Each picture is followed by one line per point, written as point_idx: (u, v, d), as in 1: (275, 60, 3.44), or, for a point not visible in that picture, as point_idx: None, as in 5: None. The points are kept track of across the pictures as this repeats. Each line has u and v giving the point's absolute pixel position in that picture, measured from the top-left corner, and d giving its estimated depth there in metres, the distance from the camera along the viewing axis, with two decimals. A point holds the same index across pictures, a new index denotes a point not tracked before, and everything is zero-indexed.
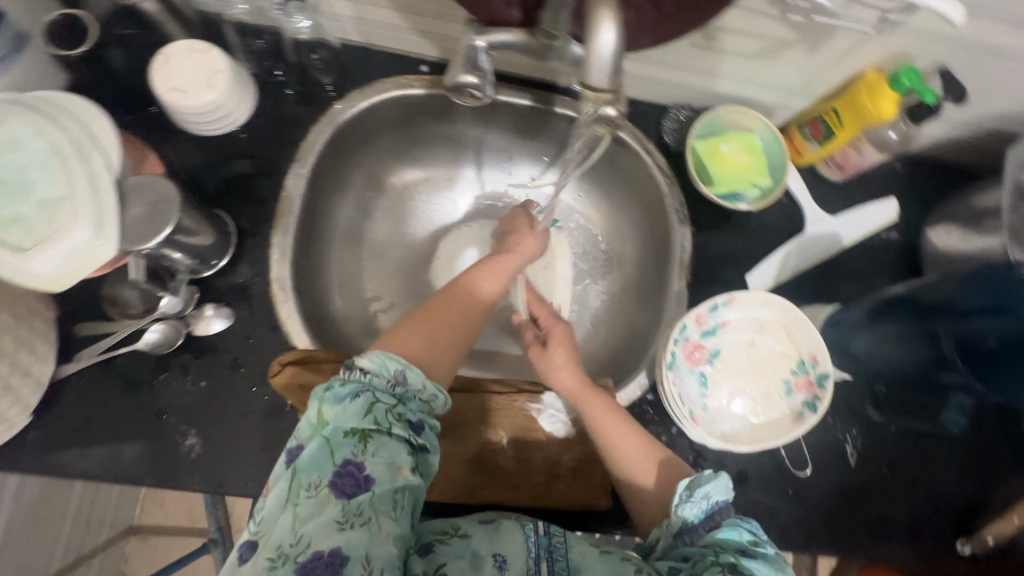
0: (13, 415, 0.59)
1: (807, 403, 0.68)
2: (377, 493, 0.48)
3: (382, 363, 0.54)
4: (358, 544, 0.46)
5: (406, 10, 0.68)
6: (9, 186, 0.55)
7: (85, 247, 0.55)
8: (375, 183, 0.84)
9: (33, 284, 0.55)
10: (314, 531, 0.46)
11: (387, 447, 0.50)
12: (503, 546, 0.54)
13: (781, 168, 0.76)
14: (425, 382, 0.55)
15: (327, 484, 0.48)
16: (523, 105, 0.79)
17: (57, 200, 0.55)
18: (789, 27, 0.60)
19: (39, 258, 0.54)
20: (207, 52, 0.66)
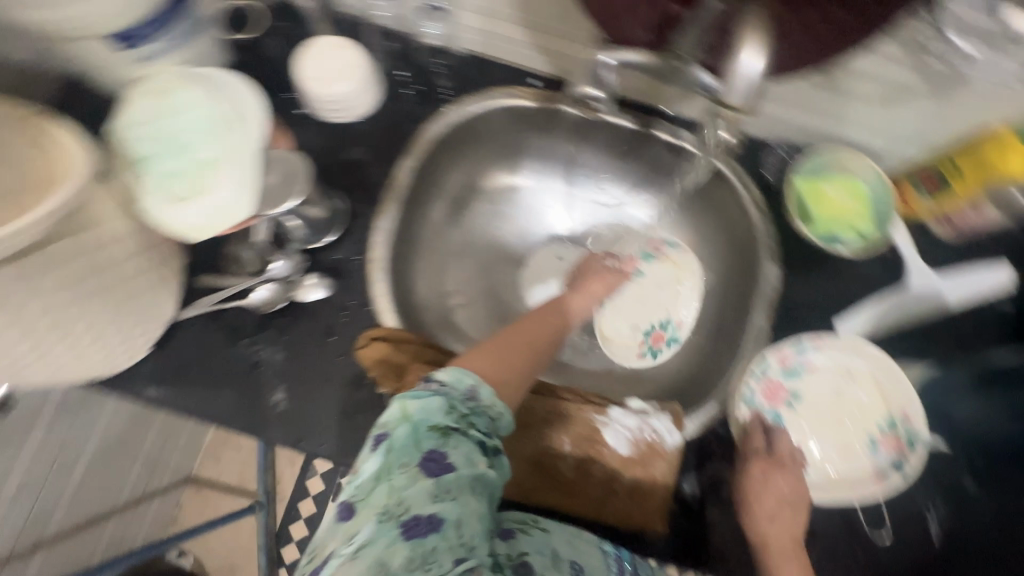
0: (138, 345, 0.66)
1: (892, 462, 0.66)
2: (463, 477, 0.49)
3: (459, 373, 0.55)
4: (452, 514, 0.47)
5: (531, 25, 0.73)
6: (169, 144, 0.61)
7: (225, 204, 0.61)
8: (471, 184, 0.89)
9: (177, 233, 0.61)
10: (411, 500, 0.47)
11: (468, 443, 0.51)
12: (581, 555, 0.58)
13: (886, 218, 0.74)
14: (495, 400, 0.55)
15: (417, 463, 0.49)
16: (624, 126, 0.80)
17: (208, 161, 0.61)
18: (919, 72, 0.59)
19: (188, 208, 0.60)
20: (346, 47, 0.72)
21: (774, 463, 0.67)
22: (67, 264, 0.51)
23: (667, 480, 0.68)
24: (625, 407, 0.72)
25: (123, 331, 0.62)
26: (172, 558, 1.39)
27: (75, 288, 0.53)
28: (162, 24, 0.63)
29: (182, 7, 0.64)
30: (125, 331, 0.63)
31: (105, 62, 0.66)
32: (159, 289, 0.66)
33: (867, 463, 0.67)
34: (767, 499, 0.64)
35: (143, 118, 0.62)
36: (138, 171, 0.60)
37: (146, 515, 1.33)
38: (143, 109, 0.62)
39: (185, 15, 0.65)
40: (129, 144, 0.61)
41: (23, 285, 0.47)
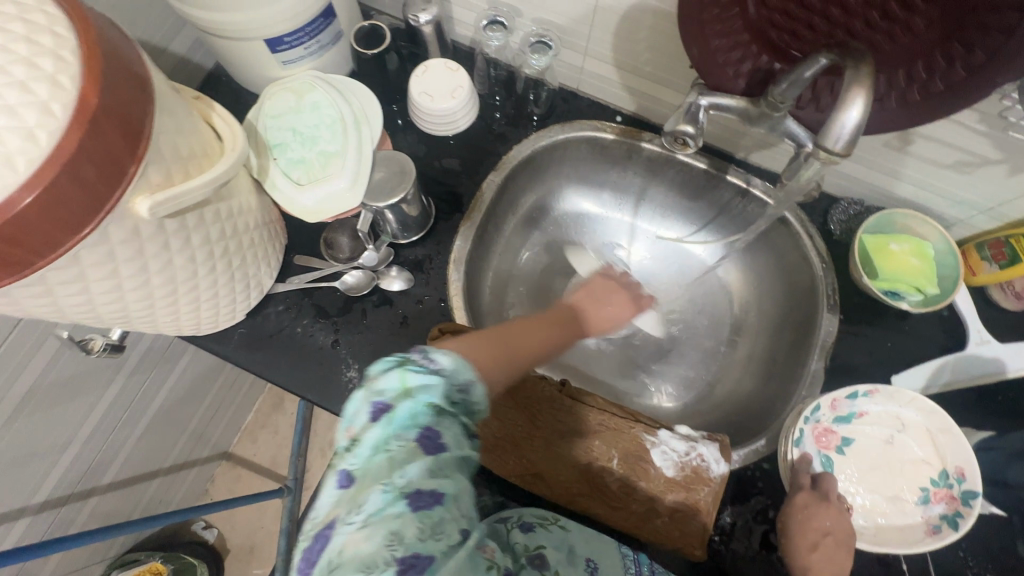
0: (238, 309, 0.73)
1: (948, 517, 0.65)
2: (459, 454, 0.43)
3: (462, 356, 0.46)
4: (452, 490, 0.41)
5: (624, 68, 0.80)
6: (301, 136, 0.71)
7: (340, 194, 0.70)
8: (544, 205, 0.95)
9: (295, 211, 0.70)
10: (413, 475, 0.40)
11: (462, 419, 0.45)
12: (594, 551, 0.67)
13: (950, 281, 0.76)
14: (482, 398, 0.47)
15: (414, 436, 0.41)
16: (697, 167, 0.86)
17: (331, 154, 0.70)
18: (996, 145, 0.63)
19: (307, 193, 0.69)
20: (457, 71, 0.82)
21: (820, 498, 0.65)
22: (211, 226, 0.58)
23: (710, 507, 0.69)
24: (674, 431, 0.74)
25: (232, 294, 0.69)
26: (198, 528, 1.46)
27: (211, 248, 0.60)
28: (309, 34, 0.72)
29: (327, 22, 0.73)
30: (234, 294, 0.70)
31: (253, 61, 0.75)
32: (265, 261, 0.73)
33: (917, 516, 0.67)
34: (810, 531, 0.63)
35: (283, 111, 0.72)
36: (273, 155, 0.70)
37: (183, 482, 1.39)
38: (282, 104, 0.72)
39: (328, 29, 0.74)
40: (268, 132, 0.71)
41: (178, 239, 0.54)
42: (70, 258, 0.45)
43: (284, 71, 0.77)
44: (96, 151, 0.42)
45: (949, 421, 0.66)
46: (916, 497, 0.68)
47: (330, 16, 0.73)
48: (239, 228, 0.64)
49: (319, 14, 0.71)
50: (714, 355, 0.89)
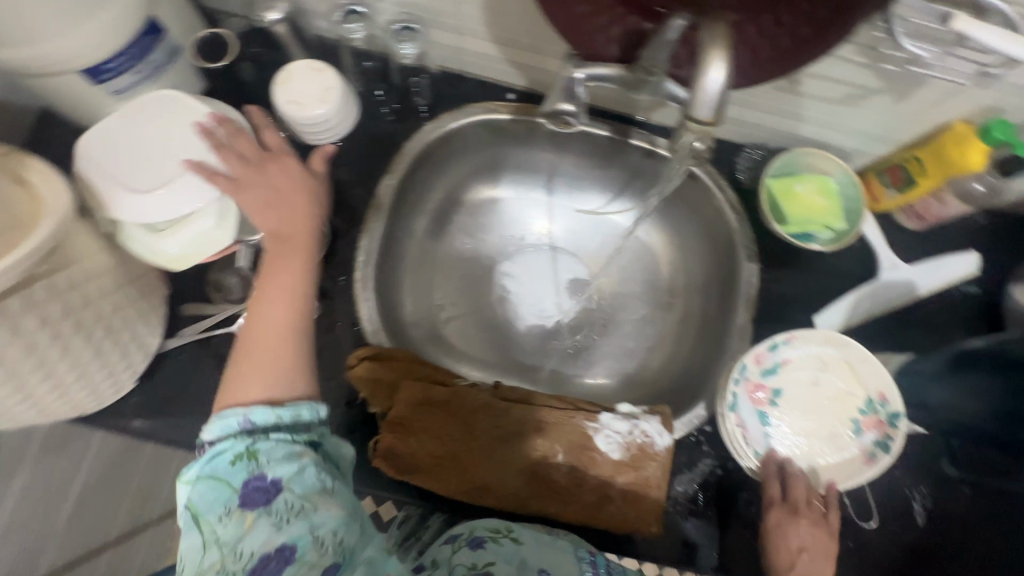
0: (124, 379, 0.66)
1: (879, 443, 0.69)
2: (295, 491, 0.47)
3: (224, 414, 0.50)
4: (303, 531, 0.46)
5: (503, 42, 0.74)
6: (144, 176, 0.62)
7: (208, 233, 0.62)
8: (454, 199, 0.90)
9: (159, 261, 0.62)
10: (252, 547, 0.44)
11: (282, 451, 0.49)
12: (552, 561, 0.59)
13: (855, 213, 0.76)
14: (276, 410, 0.51)
15: (237, 506, 0.46)
16: (600, 135, 0.82)
17: None
18: (878, 75, 0.62)
19: (168, 239, 0.61)
20: (324, 71, 0.72)
21: (788, 510, 0.66)
22: (48, 304, 0.51)
23: (659, 481, 0.69)
24: (615, 411, 0.73)
25: (108, 366, 0.62)
26: None
27: (57, 328, 0.53)
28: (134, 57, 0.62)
29: (154, 39, 0.64)
30: (110, 366, 0.62)
31: (78, 96, 0.66)
32: (143, 320, 0.65)
33: (851, 449, 0.70)
34: (784, 548, 0.65)
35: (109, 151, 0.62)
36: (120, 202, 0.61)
37: None
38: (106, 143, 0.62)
39: (158, 46, 0.65)
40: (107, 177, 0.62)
41: None
42: None
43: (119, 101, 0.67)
44: None
45: (864, 351, 0.70)
46: (847, 431, 0.70)
47: (155, 31, 0.64)
48: (94, 295, 0.56)
49: (140, 32, 0.61)
50: (648, 322, 0.88)
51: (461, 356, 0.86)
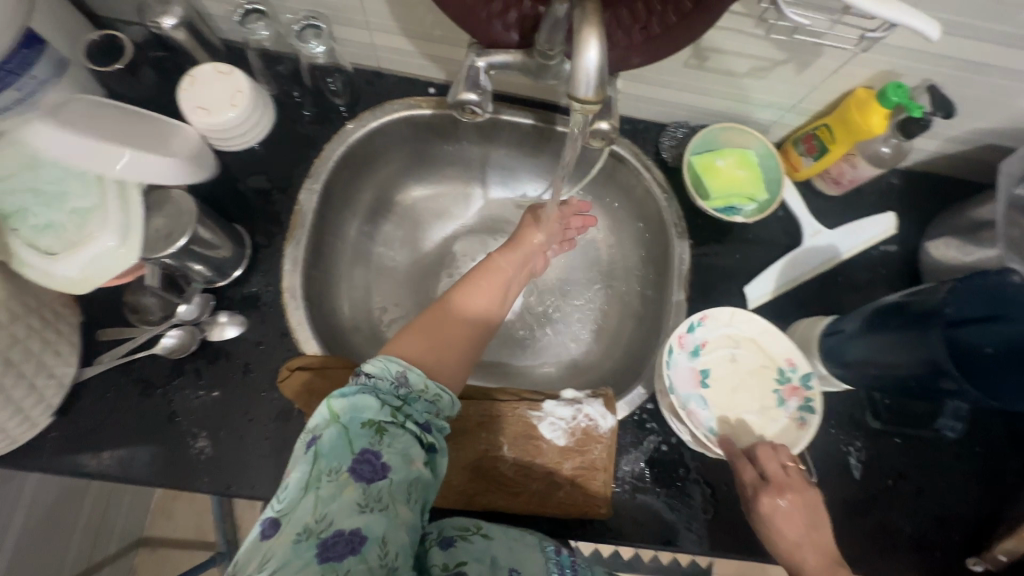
0: (35, 415, 0.62)
1: (804, 407, 0.71)
2: (395, 482, 0.48)
3: (385, 361, 0.55)
4: (378, 527, 0.45)
5: (414, 36, 0.73)
6: (45, 196, 0.62)
7: (108, 253, 0.60)
8: (386, 199, 0.88)
9: (57, 285, 0.59)
10: (335, 513, 0.45)
11: (402, 440, 0.51)
12: (520, 559, 0.56)
13: (776, 182, 0.78)
14: (427, 384, 0.55)
15: (347, 468, 0.48)
16: (525, 124, 0.81)
17: (89, 210, 0.61)
18: (777, 47, 0.63)
19: (63, 263, 0.59)
20: (231, 74, 0.70)
21: (771, 491, 0.62)
22: None
23: (606, 462, 0.70)
24: (559, 398, 0.74)
25: (14, 402, 0.59)
26: None
27: None
28: (14, 72, 0.58)
29: (34, 51, 0.60)
30: (15, 402, 0.59)
31: None
32: (50, 350, 0.61)
33: (784, 417, 0.71)
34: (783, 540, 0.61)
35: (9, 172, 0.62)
36: (12, 225, 0.60)
37: None
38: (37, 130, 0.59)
39: (40, 59, 0.61)
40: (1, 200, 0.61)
41: None
42: None
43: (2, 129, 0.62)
44: None
45: (765, 323, 0.73)
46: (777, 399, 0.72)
47: (35, 43, 0.59)
48: None
49: (18, 44, 0.57)
50: (591, 307, 0.88)
51: None
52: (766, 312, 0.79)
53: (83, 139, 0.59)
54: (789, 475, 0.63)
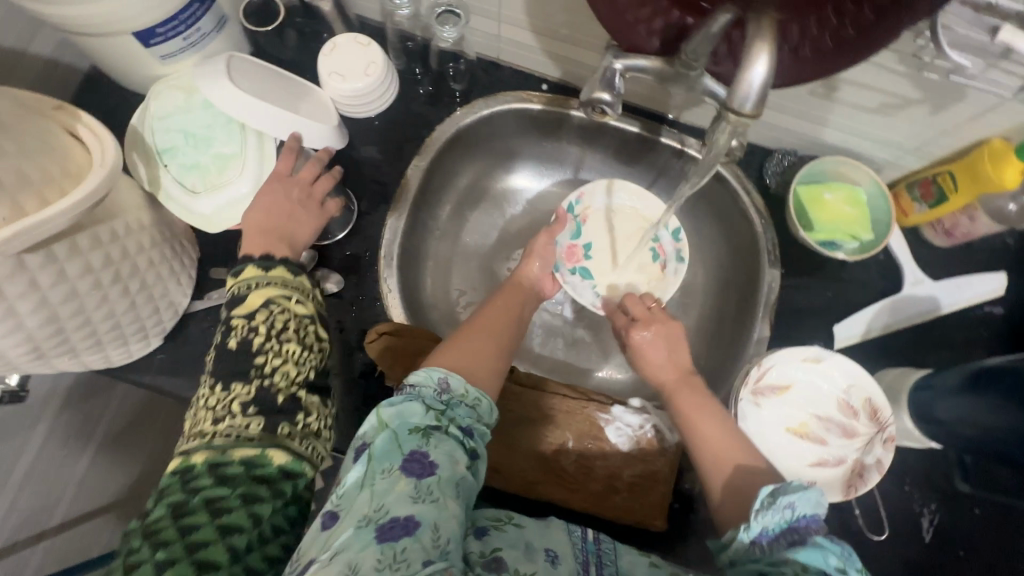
0: (151, 335, 0.68)
1: (674, 257, 0.84)
2: (443, 477, 0.46)
3: (427, 371, 0.53)
4: (430, 516, 0.44)
5: (540, 32, 0.75)
6: (194, 138, 0.68)
7: (242, 199, 0.68)
8: (479, 186, 0.90)
9: (193, 220, 0.68)
10: (391, 504, 0.44)
11: (449, 440, 0.48)
12: (554, 542, 0.54)
13: (885, 224, 0.76)
14: (468, 389, 0.53)
15: (398, 466, 0.46)
16: (630, 131, 0.82)
17: (230, 156, 0.68)
18: (917, 85, 0.61)
19: (203, 202, 0.67)
20: (368, 46, 0.75)
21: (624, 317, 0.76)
22: (92, 253, 0.54)
23: (666, 475, 0.69)
24: (628, 405, 0.74)
25: (140, 322, 0.64)
26: None
27: (97, 278, 0.55)
28: (184, 23, 0.64)
29: (205, 7, 0.65)
30: (142, 321, 0.64)
31: (126, 57, 0.68)
32: (174, 279, 0.67)
33: (849, 454, 0.70)
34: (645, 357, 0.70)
35: (168, 111, 0.68)
36: (164, 161, 0.68)
37: None
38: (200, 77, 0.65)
39: (207, 14, 0.66)
40: (156, 135, 0.68)
41: (48, 274, 0.50)
42: None
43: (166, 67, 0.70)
44: None
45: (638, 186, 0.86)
46: (838, 427, 0.71)
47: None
48: (132, 250, 0.59)
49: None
50: None
51: None
52: (850, 355, 0.77)
53: (245, 94, 0.65)
54: (648, 311, 0.74)
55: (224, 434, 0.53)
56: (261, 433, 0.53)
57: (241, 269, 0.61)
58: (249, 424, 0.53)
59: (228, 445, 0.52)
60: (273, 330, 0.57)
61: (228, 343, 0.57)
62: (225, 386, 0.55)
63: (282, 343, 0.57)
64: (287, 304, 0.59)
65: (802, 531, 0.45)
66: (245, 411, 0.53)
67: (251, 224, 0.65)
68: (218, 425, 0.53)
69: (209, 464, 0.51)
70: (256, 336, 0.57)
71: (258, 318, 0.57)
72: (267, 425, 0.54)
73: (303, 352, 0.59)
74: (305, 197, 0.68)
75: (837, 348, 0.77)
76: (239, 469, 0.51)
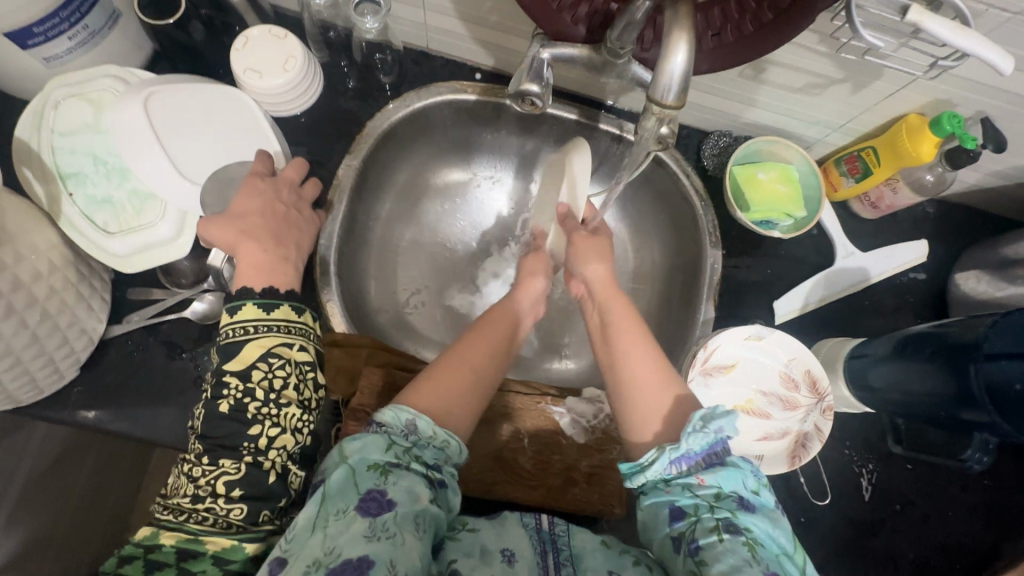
0: (64, 367, 0.62)
1: None
2: (402, 515, 0.44)
3: (395, 408, 0.49)
4: (386, 554, 0.42)
5: (469, 19, 0.71)
6: (106, 168, 0.65)
7: (160, 241, 0.65)
8: (419, 182, 0.87)
9: (102, 260, 0.63)
10: (344, 545, 0.42)
11: (411, 476, 0.46)
12: (511, 540, 0.52)
13: (815, 201, 0.78)
14: (436, 429, 0.49)
15: (353, 506, 0.44)
16: (569, 118, 0.80)
17: (148, 194, 0.65)
18: (838, 64, 0.63)
19: (118, 241, 0.63)
20: (285, 38, 0.70)
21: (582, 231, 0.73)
22: None
23: (623, 463, 0.70)
24: (579, 396, 0.74)
25: (45, 354, 0.59)
26: None
27: None
28: (68, 20, 0.58)
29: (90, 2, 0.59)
30: (47, 353, 0.59)
31: (1, 62, 0.60)
32: (84, 304, 0.61)
33: (792, 425, 0.73)
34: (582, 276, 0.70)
35: (77, 129, 0.64)
36: (68, 187, 0.63)
37: None
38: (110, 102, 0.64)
39: (94, 9, 0.60)
40: (60, 156, 0.63)
41: None
42: None
43: (76, 82, 0.64)
44: None
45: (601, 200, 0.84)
46: (780, 401, 0.73)
47: None
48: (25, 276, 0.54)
49: None
50: None
51: (427, 343, 0.83)
52: (790, 328, 0.79)
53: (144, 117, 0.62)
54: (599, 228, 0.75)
55: (202, 517, 0.49)
56: (244, 522, 0.50)
57: (238, 306, 0.56)
58: (231, 510, 0.50)
59: (203, 530, 0.48)
60: (271, 393, 0.53)
61: (219, 408, 0.53)
62: (212, 454, 0.52)
63: (281, 406, 0.54)
64: (289, 354, 0.55)
65: (720, 454, 0.48)
66: (229, 495, 0.50)
67: (242, 243, 0.60)
68: (196, 506, 0.50)
69: (178, 549, 0.47)
70: (252, 402, 0.53)
71: (255, 377, 0.53)
72: (250, 512, 0.50)
73: (303, 416, 0.55)
74: (295, 199, 0.66)
75: (778, 323, 0.79)
76: (207, 564, 0.47)
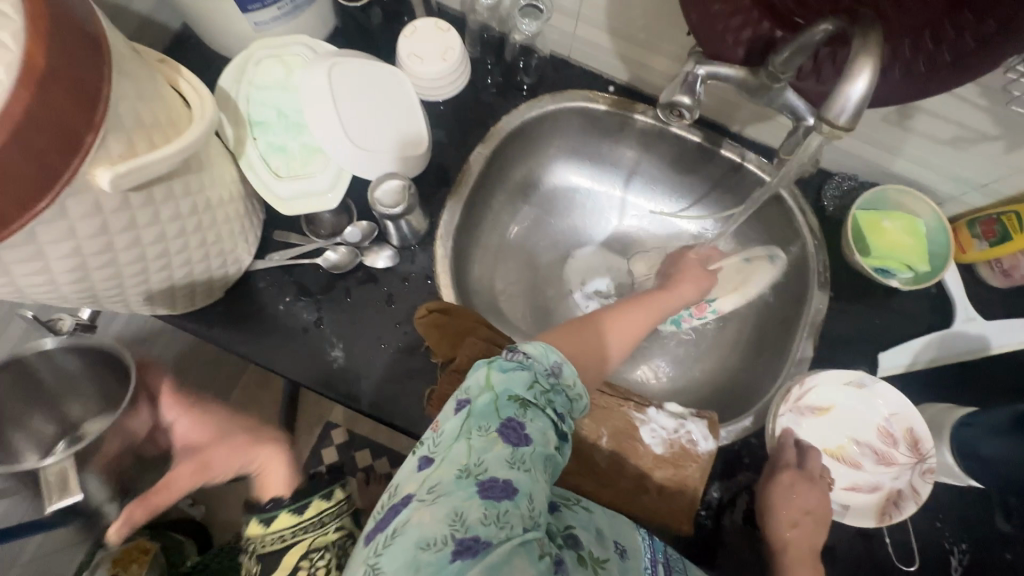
0: (217, 287, 0.71)
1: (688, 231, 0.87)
2: (538, 452, 0.46)
3: (545, 347, 0.52)
4: (526, 485, 0.43)
5: (617, 34, 0.77)
6: (287, 121, 0.74)
7: (317, 192, 0.74)
8: (533, 181, 0.91)
9: (268, 198, 0.72)
10: (490, 462, 0.43)
11: (544, 418, 0.47)
12: (622, 535, 0.52)
13: (942, 257, 0.75)
14: (574, 380, 0.52)
15: (496, 429, 0.45)
16: (691, 140, 0.82)
17: (316, 149, 0.75)
18: (995, 119, 0.61)
19: (285, 184, 0.73)
20: (448, 32, 0.77)
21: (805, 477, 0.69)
22: (182, 200, 0.57)
23: (697, 482, 0.70)
24: (665, 408, 0.74)
25: (208, 272, 0.67)
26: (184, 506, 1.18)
27: (183, 225, 0.58)
28: None
29: None
30: (209, 272, 0.68)
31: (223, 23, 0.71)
32: (242, 237, 0.70)
33: (884, 480, 0.71)
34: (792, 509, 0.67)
35: (269, 84, 0.73)
36: (254, 133, 0.73)
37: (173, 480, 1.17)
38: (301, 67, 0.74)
39: None
40: (253, 106, 0.73)
41: (146, 214, 0.53)
42: (27, 235, 0.44)
43: (275, 45, 0.74)
44: (48, 119, 0.40)
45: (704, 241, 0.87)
46: (874, 453, 0.72)
47: None
48: (213, 204, 0.62)
49: None
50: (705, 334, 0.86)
51: (516, 330, 0.87)
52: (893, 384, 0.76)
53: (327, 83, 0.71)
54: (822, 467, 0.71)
55: None
56: None
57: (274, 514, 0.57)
58: None
59: None
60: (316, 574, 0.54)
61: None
62: None
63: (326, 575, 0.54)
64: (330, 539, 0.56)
65: None
66: None
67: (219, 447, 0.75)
68: None
69: None
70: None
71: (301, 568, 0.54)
72: None
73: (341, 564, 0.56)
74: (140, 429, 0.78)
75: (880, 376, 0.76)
76: None
